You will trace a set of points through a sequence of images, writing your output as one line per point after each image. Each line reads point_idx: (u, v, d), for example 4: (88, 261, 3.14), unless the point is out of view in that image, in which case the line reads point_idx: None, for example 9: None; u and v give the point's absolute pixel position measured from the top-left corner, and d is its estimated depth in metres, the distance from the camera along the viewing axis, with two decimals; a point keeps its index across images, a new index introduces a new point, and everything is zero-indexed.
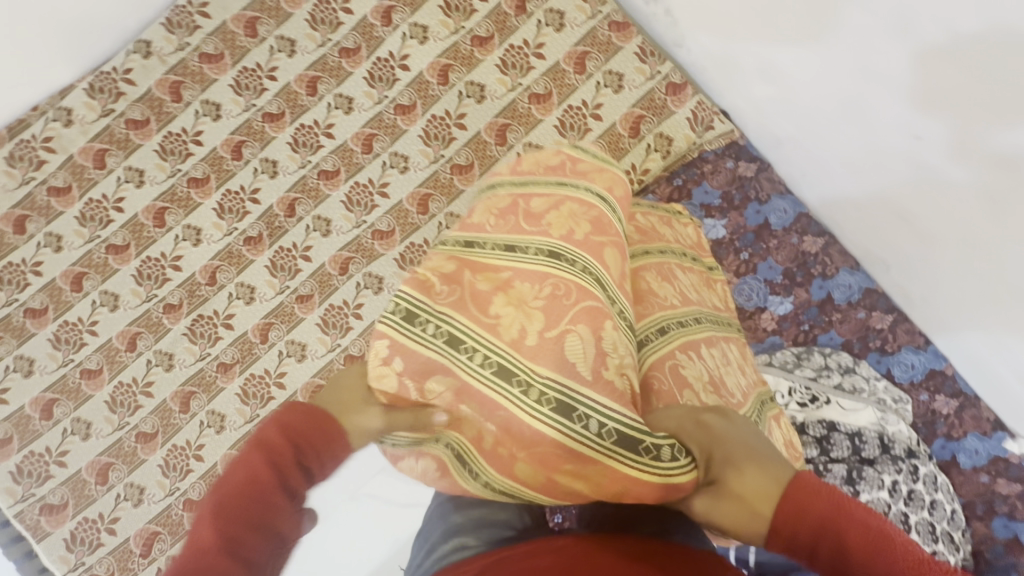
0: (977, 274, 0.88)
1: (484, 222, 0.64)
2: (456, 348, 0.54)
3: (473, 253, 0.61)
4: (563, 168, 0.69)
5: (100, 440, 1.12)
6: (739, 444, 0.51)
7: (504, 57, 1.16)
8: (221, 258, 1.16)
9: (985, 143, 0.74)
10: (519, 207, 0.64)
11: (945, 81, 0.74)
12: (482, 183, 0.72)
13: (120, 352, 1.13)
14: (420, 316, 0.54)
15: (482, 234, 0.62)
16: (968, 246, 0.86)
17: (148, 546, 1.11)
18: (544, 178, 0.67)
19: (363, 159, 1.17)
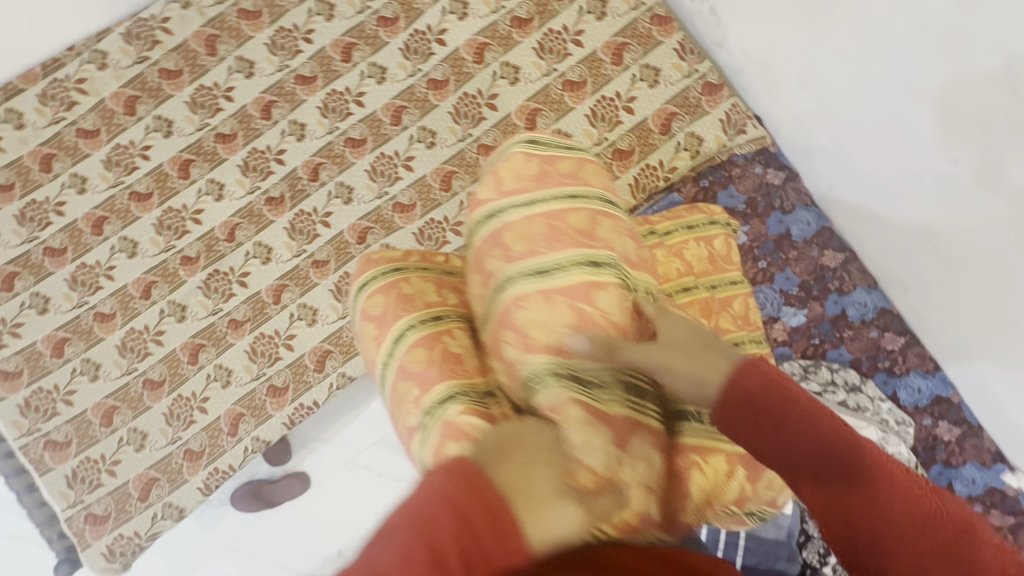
0: (998, 302, 0.87)
1: (535, 245, 0.67)
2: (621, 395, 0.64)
3: (554, 283, 0.66)
4: (548, 173, 0.72)
5: (108, 382, 1.13)
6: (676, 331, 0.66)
7: (542, 41, 1.15)
8: (241, 216, 1.16)
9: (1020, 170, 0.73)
10: (559, 228, 0.68)
11: (988, 105, 0.73)
12: (475, 215, 0.72)
13: (134, 299, 1.14)
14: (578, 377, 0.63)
15: (547, 259, 0.66)
16: (993, 273, 0.85)
17: (147, 491, 1.13)
18: (542, 191, 0.70)
19: (391, 131, 1.17)
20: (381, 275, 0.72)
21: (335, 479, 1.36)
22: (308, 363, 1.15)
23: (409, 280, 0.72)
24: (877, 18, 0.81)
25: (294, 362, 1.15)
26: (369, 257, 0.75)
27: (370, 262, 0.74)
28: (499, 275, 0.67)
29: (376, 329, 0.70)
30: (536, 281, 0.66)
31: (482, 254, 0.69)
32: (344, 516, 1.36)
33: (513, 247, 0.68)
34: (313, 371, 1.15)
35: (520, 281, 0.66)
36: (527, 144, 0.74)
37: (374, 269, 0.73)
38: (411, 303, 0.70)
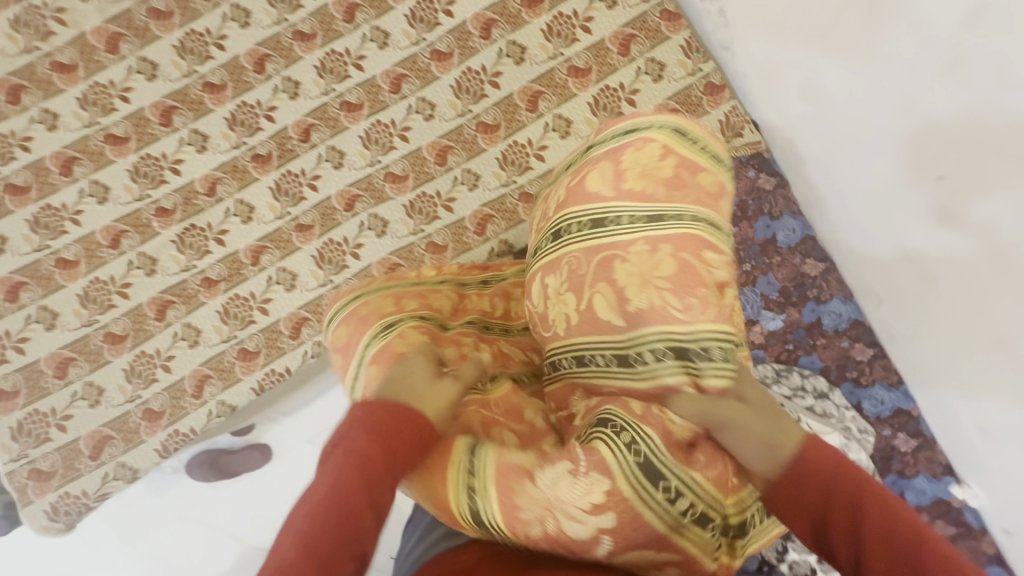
0: (968, 318, 0.90)
1: (654, 294, 0.59)
2: (654, 485, 0.52)
3: (699, 376, 0.58)
4: (685, 181, 0.64)
5: (66, 333, 1.07)
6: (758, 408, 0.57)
7: (550, 24, 1.14)
8: (225, 170, 1.11)
9: (1000, 188, 0.76)
10: (693, 270, 0.60)
11: (978, 124, 0.76)
12: (594, 203, 0.65)
13: (101, 248, 1.08)
14: (640, 453, 0.52)
15: (693, 330, 0.58)
16: (967, 290, 0.88)
17: (99, 449, 1.07)
18: (673, 205, 0.63)
19: (389, 98, 1.14)
20: (342, 304, 0.79)
21: (302, 454, 1.31)
22: (283, 329, 1.12)
23: (367, 294, 0.79)
24: (883, 33, 0.83)
25: (268, 327, 1.11)
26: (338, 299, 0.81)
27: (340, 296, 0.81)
28: (643, 333, 0.60)
29: (342, 360, 0.74)
30: (676, 356, 0.58)
31: (579, 265, 0.64)
32: (303, 492, 1.34)
33: (626, 286, 0.61)
34: (287, 338, 1.12)
35: (653, 352, 0.59)
36: (675, 132, 0.67)
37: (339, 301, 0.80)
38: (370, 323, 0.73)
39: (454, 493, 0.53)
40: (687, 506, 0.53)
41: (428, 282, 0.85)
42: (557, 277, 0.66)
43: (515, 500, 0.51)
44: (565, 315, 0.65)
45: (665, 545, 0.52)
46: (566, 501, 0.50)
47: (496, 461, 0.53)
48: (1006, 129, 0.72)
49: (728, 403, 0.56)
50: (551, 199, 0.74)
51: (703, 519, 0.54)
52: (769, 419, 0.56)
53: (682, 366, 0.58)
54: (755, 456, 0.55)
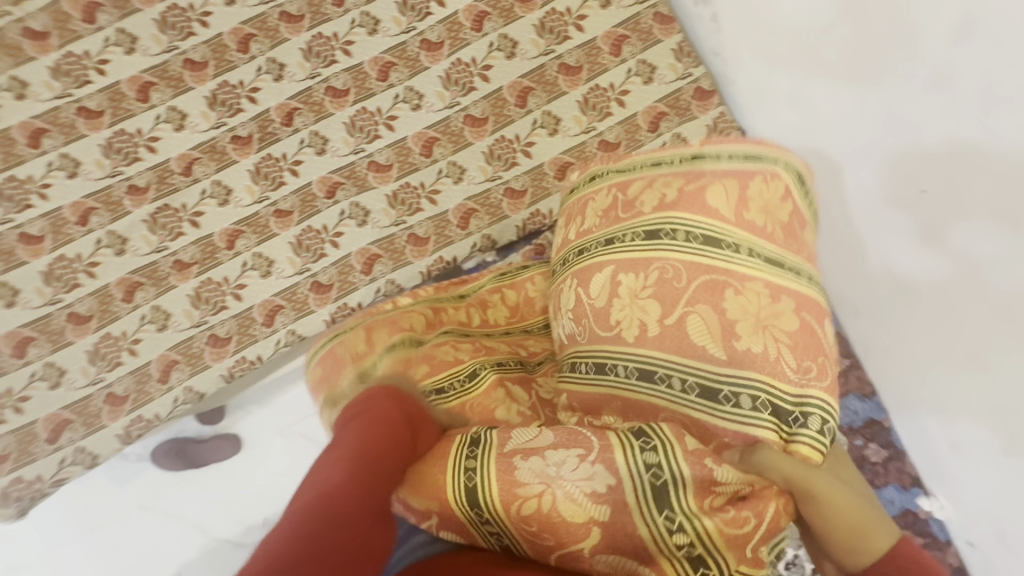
0: (945, 331, 0.91)
1: (772, 346, 0.67)
2: (659, 509, 0.57)
3: (795, 432, 0.64)
4: (795, 233, 0.74)
5: (27, 311, 1.03)
6: (845, 496, 0.59)
7: (543, 20, 1.13)
8: (203, 151, 1.08)
9: (982, 202, 0.77)
10: (814, 336, 0.68)
11: (963, 138, 0.76)
12: (704, 222, 0.73)
13: (68, 225, 1.04)
14: (659, 474, 0.58)
15: (811, 392, 0.65)
16: (944, 303, 0.89)
17: (57, 433, 1.03)
18: (794, 257, 0.72)
19: (376, 86, 1.11)
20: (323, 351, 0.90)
21: (272, 445, 1.29)
22: (257, 316, 1.09)
23: (345, 339, 0.90)
24: (871, 46, 0.84)
25: (241, 313, 1.08)
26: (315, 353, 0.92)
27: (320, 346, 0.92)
28: (743, 375, 0.66)
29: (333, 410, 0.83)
30: (776, 399, 0.65)
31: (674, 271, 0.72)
32: (272, 484, 1.30)
33: (729, 317, 0.68)
34: (261, 325, 1.09)
35: (749, 397, 0.65)
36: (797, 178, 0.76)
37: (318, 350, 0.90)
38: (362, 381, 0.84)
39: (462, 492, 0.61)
40: (690, 550, 0.57)
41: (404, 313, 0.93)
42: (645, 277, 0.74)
43: (514, 476, 0.60)
44: (642, 319, 0.72)
45: (649, 559, 0.58)
46: (562, 480, 0.59)
47: (496, 454, 0.63)
48: (988, 146, 0.73)
49: (831, 486, 0.59)
50: (653, 189, 0.79)
51: (697, 562, 0.57)
52: (866, 508, 0.59)
53: (776, 424, 0.65)
54: (842, 547, 0.58)
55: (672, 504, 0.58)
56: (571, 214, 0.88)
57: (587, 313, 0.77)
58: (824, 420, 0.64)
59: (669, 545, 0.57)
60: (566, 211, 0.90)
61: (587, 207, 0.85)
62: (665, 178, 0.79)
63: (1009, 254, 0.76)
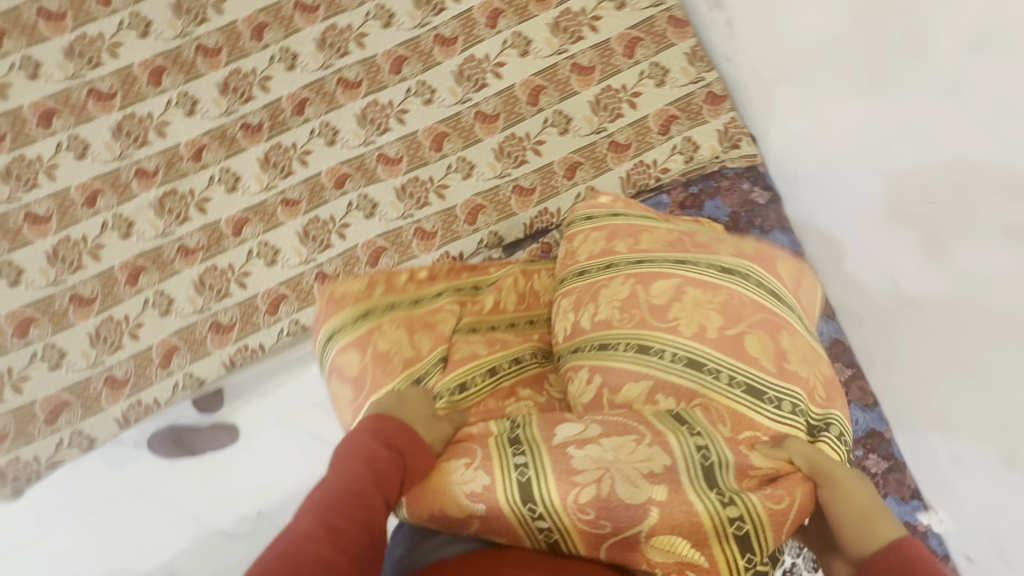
0: (950, 343, 0.91)
1: (814, 379, 0.71)
2: (709, 486, 0.59)
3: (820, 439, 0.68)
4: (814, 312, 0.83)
5: (30, 291, 1.02)
6: (858, 487, 0.62)
7: (558, 19, 1.14)
8: (212, 137, 1.08)
9: (990, 215, 0.77)
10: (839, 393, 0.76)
11: (973, 150, 0.77)
12: (768, 279, 0.77)
13: (74, 206, 1.04)
14: (713, 463, 0.61)
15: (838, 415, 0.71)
16: (949, 315, 0.89)
17: (55, 414, 1.03)
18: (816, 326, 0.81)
19: (389, 79, 1.11)
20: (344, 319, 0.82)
21: (270, 435, 1.28)
22: (260, 305, 1.08)
23: (376, 314, 0.83)
24: (884, 56, 0.84)
25: (245, 301, 1.08)
26: (336, 313, 0.83)
27: (340, 310, 0.83)
28: (800, 394, 0.69)
29: (350, 391, 0.77)
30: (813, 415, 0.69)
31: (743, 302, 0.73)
32: (267, 475, 1.29)
33: (789, 351, 0.71)
34: (264, 314, 1.08)
35: (792, 404, 0.68)
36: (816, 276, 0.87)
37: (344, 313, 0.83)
38: (388, 363, 0.78)
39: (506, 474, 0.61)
40: (742, 531, 0.57)
41: (429, 303, 0.88)
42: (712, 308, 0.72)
43: (572, 464, 0.60)
44: (702, 323, 0.71)
45: (701, 542, 0.57)
46: (620, 465, 0.60)
47: (548, 444, 0.63)
48: (999, 160, 0.74)
49: (855, 477, 0.62)
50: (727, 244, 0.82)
51: (744, 542, 0.57)
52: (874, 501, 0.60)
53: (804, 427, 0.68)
54: (848, 528, 0.59)
55: (719, 481, 0.60)
56: (615, 232, 0.84)
57: (640, 305, 0.74)
58: (841, 433, 0.69)
59: (724, 526, 0.57)
60: (598, 230, 0.85)
61: (635, 237, 0.82)
62: (734, 241, 0.83)
63: (1016, 268, 0.76)
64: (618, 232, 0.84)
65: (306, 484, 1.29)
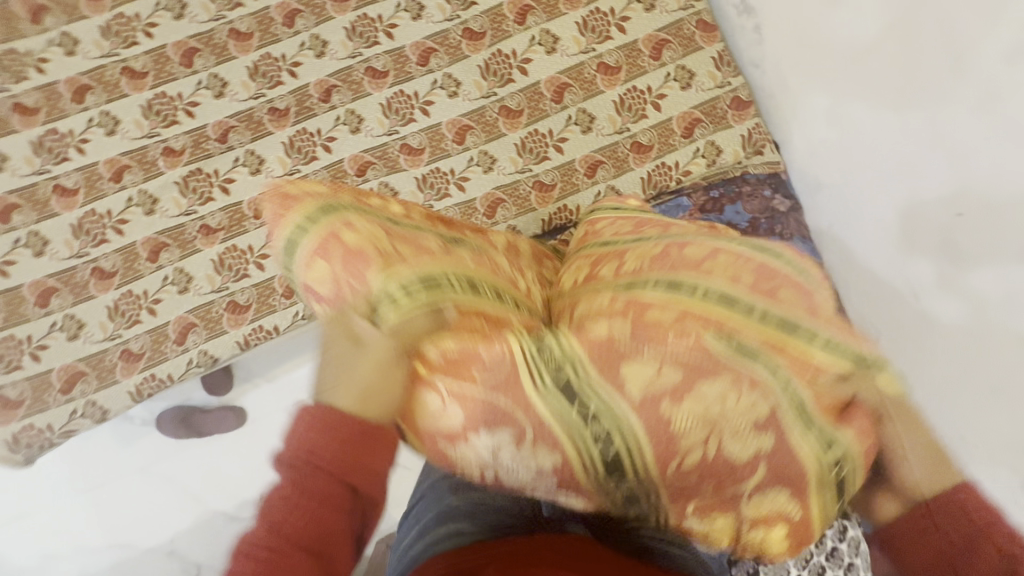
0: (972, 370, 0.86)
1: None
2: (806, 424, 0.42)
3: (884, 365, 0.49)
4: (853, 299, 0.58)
5: (54, 262, 1.04)
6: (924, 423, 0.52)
7: (586, 18, 1.14)
8: (239, 119, 1.09)
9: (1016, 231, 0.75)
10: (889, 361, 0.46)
11: (1004, 164, 0.76)
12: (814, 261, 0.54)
13: (102, 180, 1.06)
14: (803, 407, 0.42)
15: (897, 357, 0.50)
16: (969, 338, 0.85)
17: (71, 384, 1.04)
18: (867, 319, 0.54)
19: (415, 70, 1.12)
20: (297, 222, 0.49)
21: (279, 419, 1.29)
22: (277, 287, 1.09)
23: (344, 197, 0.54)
24: (919, 66, 0.83)
25: (262, 282, 1.09)
26: (281, 206, 0.50)
27: (282, 212, 0.50)
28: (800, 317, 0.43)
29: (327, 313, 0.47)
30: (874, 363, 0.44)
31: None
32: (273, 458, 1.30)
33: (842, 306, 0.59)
34: (280, 296, 1.09)
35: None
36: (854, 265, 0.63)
37: (300, 207, 0.49)
38: (362, 260, 0.46)
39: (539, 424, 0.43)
40: (842, 476, 0.44)
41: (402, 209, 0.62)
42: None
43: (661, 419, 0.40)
44: (735, 276, 0.46)
45: (802, 492, 0.43)
46: (727, 422, 0.40)
47: (626, 400, 0.41)
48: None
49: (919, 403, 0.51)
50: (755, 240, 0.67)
51: (842, 487, 0.44)
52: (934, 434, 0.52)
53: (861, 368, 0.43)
54: (917, 472, 0.50)
55: (813, 415, 0.42)
56: (642, 222, 0.75)
57: (669, 260, 0.51)
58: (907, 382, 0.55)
59: (825, 476, 0.43)
60: (626, 218, 0.79)
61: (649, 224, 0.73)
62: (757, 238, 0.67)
63: None
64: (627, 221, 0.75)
65: None
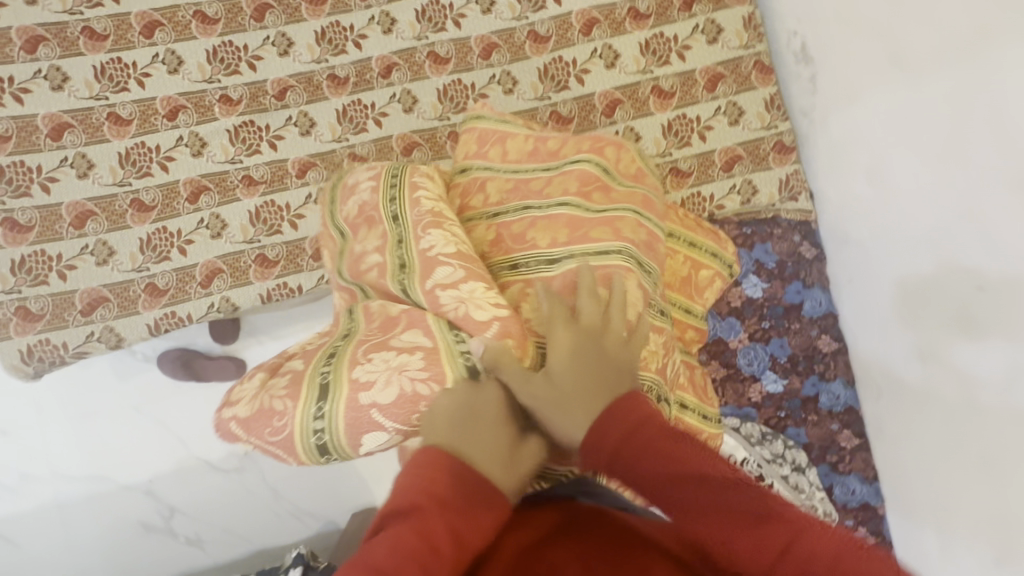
0: (953, 439, 0.93)
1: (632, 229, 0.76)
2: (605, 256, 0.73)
3: (579, 213, 0.76)
4: (583, 228, 0.75)
5: (96, 185, 1.06)
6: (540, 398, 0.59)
7: (649, 41, 1.17)
8: (299, 80, 1.12)
9: (1009, 324, 0.80)
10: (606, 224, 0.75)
11: (1012, 242, 0.79)
12: (508, 204, 0.78)
13: (156, 116, 1.08)
14: (603, 257, 0.73)
15: (582, 200, 0.77)
16: (954, 416, 0.92)
17: (92, 307, 1.05)
18: (582, 246, 0.73)
19: (476, 62, 1.15)
20: (296, 422, 0.60)
21: None
22: (307, 249, 1.11)
23: (316, 363, 0.64)
24: (966, 137, 0.84)
25: (294, 242, 1.10)
26: (298, 393, 0.61)
27: (293, 432, 0.60)
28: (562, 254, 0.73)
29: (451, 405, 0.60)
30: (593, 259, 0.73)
31: (589, 179, 0.79)
32: None
33: (627, 231, 0.75)
34: (309, 258, 1.10)
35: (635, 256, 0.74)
36: (600, 170, 0.80)
37: (300, 400, 0.61)
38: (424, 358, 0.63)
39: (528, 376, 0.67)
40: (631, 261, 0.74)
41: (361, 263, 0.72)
42: (569, 185, 0.78)
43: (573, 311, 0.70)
44: (553, 236, 0.74)
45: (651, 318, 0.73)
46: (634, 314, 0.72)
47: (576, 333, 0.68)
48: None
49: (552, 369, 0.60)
50: (553, 184, 0.79)
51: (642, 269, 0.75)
52: (581, 376, 0.58)
53: (625, 258, 0.73)
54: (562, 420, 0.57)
55: (644, 268, 0.76)
56: (513, 191, 0.79)
57: (505, 238, 0.76)
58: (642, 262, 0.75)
59: (641, 269, 0.75)
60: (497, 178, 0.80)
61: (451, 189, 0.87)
62: (563, 177, 0.80)
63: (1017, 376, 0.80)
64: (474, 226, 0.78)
65: None
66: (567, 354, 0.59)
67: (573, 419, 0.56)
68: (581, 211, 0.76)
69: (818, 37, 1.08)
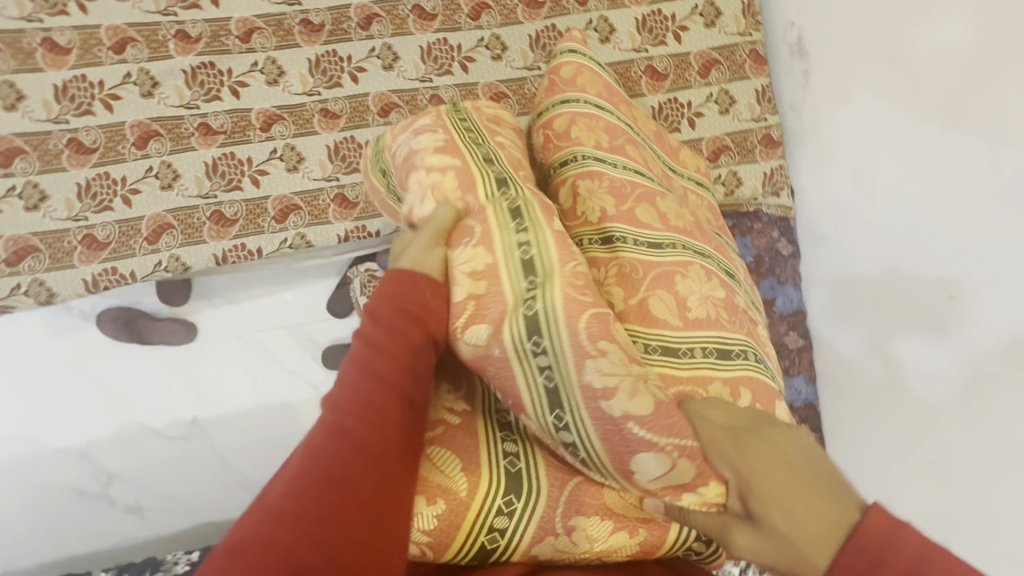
0: (903, 439, 0.96)
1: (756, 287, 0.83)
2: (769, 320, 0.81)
3: (730, 242, 0.85)
4: (741, 265, 0.82)
5: (25, 120, 0.94)
6: (760, 481, 0.50)
7: (646, 18, 1.13)
8: (267, 22, 1.02)
9: (977, 328, 0.82)
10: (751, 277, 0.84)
11: (992, 251, 0.81)
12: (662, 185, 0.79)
13: (99, 47, 0.96)
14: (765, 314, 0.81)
15: (728, 232, 0.88)
16: (910, 416, 0.94)
17: (18, 257, 0.94)
18: (750, 287, 0.80)
19: (464, 22, 1.08)
20: (473, 502, 0.54)
21: (227, 350, 1.23)
22: (269, 209, 1.02)
23: (485, 423, 0.61)
24: (955, 145, 0.85)
25: (254, 200, 1.02)
26: (476, 480, 0.55)
27: (459, 519, 0.54)
28: (737, 273, 0.77)
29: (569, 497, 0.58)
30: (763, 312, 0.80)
31: (706, 206, 0.91)
32: (211, 389, 1.23)
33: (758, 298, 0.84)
34: (270, 219, 1.02)
35: None
36: (702, 185, 0.95)
37: (480, 488, 0.55)
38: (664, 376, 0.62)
39: (680, 365, 0.63)
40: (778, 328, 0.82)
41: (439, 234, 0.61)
42: (706, 215, 0.88)
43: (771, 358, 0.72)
44: (729, 259, 0.80)
45: None
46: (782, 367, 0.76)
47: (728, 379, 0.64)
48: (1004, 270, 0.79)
49: (756, 454, 0.51)
50: (694, 201, 0.89)
51: None
52: (792, 463, 0.50)
53: None
54: (780, 505, 0.47)
55: None
56: (645, 158, 0.81)
57: (690, 225, 0.75)
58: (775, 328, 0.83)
59: None
60: (639, 145, 0.81)
61: (570, 123, 0.76)
62: (694, 199, 0.90)
63: (971, 379, 0.84)
64: (652, 197, 0.73)
65: (254, 406, 1.24)
66: (766, 458, 0.51)
67: (796, 503, 0.46)
68: (732, 250, 0.84)
69: (816, 30, 1.06)
